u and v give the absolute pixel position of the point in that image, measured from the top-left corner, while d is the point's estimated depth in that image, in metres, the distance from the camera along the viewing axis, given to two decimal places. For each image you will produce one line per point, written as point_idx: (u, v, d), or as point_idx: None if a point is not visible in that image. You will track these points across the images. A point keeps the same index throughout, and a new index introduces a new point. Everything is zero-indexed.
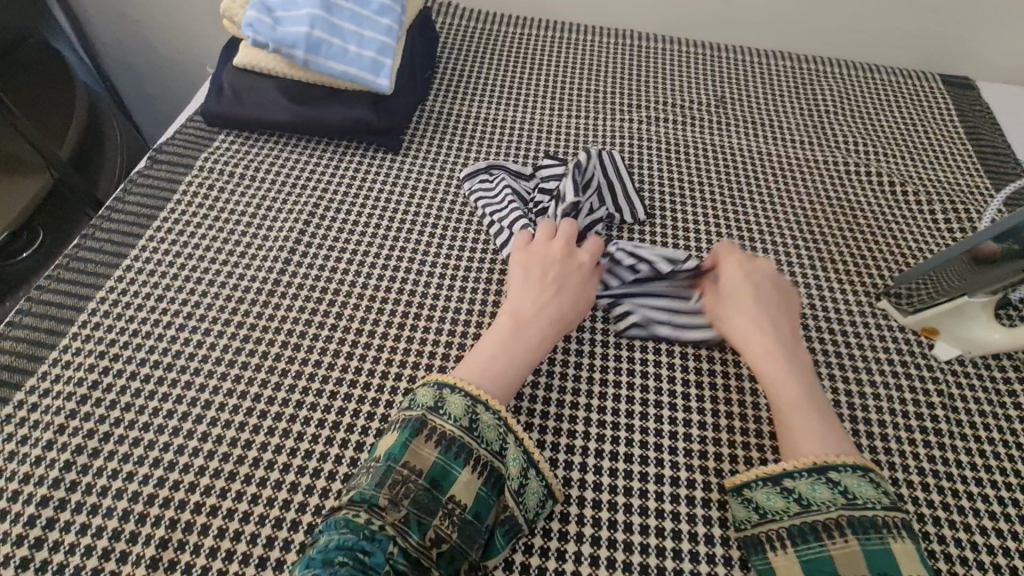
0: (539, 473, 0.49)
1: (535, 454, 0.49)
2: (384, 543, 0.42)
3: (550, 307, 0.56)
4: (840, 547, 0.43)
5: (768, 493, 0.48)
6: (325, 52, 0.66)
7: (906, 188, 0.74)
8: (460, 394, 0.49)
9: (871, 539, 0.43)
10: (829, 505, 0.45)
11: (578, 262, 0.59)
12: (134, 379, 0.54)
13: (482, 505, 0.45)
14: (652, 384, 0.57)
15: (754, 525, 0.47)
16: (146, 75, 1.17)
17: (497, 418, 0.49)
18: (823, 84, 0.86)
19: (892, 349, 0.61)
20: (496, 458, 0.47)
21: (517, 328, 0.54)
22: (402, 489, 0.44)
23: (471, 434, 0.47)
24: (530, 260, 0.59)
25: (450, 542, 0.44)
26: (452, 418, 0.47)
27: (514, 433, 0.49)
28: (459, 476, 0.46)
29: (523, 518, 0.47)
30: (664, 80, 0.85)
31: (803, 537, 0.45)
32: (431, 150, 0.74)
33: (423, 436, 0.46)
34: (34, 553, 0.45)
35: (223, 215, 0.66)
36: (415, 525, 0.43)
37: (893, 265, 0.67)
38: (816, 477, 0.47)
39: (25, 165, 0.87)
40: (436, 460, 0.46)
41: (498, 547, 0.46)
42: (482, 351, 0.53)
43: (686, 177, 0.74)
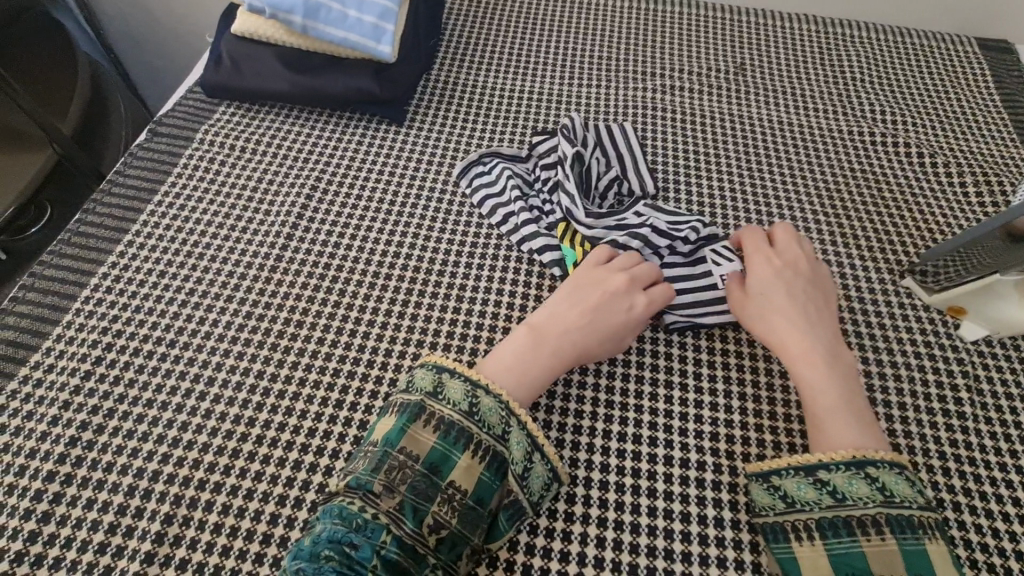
0: (545, 457, 0.48)
1: (540, 438, 0.48)
2: (376, 535, 0.42)
3: (571, 336, 0.52)
4: (874, 544, 0.43)
5: (800, 483, 0.46)
6: (324, 17, 0.64)
7: (936, 161, 0.70)
8: (461, 379, 0.48)
9: (908, 539, 0.42)
10: (866, 501, 0.44)
11: (632, 305, 0.54)
12: (137, 355, 0.54)
13: (485, 490, 0.45)
14: (663, 364, 0.56)
15: (779, 513, 0.46)
16: (150, 47, 1.15)
17: (499, 402, 0.48)
18: (850, 49, 0.82)
19: (915, 328, 0.59)
20: (498, 442, 0.46)
21: (538, 344, 0.52)
22: (398, 475, 0.44)
23: (471, 419, 0.46)
24: (585, 278, 0.55)
25: (449, 528, 0.43)
26: (450, 403, 0.47)
27: (517, 416, 0.48)
28: (459, 462, 0.45)
29: (528, 502, 0.46)
30: (680, 46, 0.81)
31: (835, 533, 0.44)
32: (437, 122, 0.71)
33: (421, 421, 0.46)
34: (42, 528, 0.46)
35: (223, 189, 0.64)
36: (411, 513, 0.43)
37: (919, 240, 0.64)
38: (853, 471, 0.45)
39: (30, 141, 0.86)
40: (434, 445, 0.45)
41: (502, 530, 0.45)
42: (500, 355, 0.51)
43: (702, 150, 0.71)
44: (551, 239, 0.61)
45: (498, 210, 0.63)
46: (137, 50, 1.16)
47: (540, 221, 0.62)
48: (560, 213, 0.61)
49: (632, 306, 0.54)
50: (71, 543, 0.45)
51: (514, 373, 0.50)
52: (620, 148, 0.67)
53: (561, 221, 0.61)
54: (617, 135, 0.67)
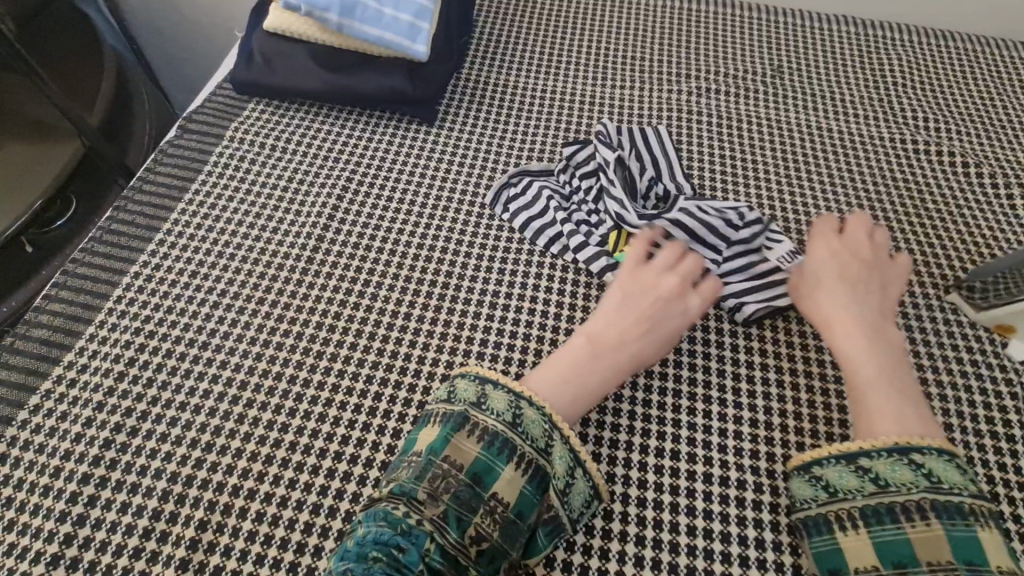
0: (586, 474, 0.47)
1: (581, 453, 0.47)
2: (421, 541, 0.41)
3: (630, 346, 0.51)
4: (919, 531, 0.41)
5: (840, 470, 0.45)
6: (359, 16, 0.63)
7: (982, 171, 0.68)
8: (505, 390, 0.47)
9: (957, 525, 0.41)
10: (911, 488, 0.43)
11: (686, 305, 0.53)
12: (170, 357, 0.53)
13: (526, 504, 0.44)
14: (701, 377, 0.55)
15: (821, 504, 0.45)
16: (175, 40, 1.14)
17: (542, 415, 0.47)
18: (894, 52, 0.79)
19: (961, 346, 0.57)
20: (541, 456, 0.45)
21: (593, 356, 0.51)
22: (442, 484, 0.43)
23: (515, 430, 0.45)
24: (636, 285, 0.54)
25: (490, 541, 0.42)
26: (494, 413, 0.46)
27: (560, 429, 0.47)
28: (503, 473, 0.44)
29: (567, 517, 0.45)
30: (717, 47, 0.79)
31: (879, 519, 0.42)
32: (468, 122, 0.70)
33: (466, 431, 0.45)
34: (77, 530, 0.46)
35: (254, 190, 0.64)
36: (454, 523, 0.42)
37: (965, 255, 0.62)
38: (896, 457, 0.44)
39: (57, 134, 0.86)
40: (479, 456, 0.44)
41: (540, 546, 0.44)
42: (549, 373, 0.50)
43: (739, 155, 0.70)
44: (604, 252, 0.59)
45: (542, 230, 0.61)
46: (160, 42, 1.15)
47: (588, 235, 0.60)
48: (609, 223, 0.60)
49: (688, 308, 0.53)
50: (107, 546, 0.45)
51: (559, 394, 0.49)
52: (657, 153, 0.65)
53: (612, 231, 0.59)
54: (651, 137, 0.65)
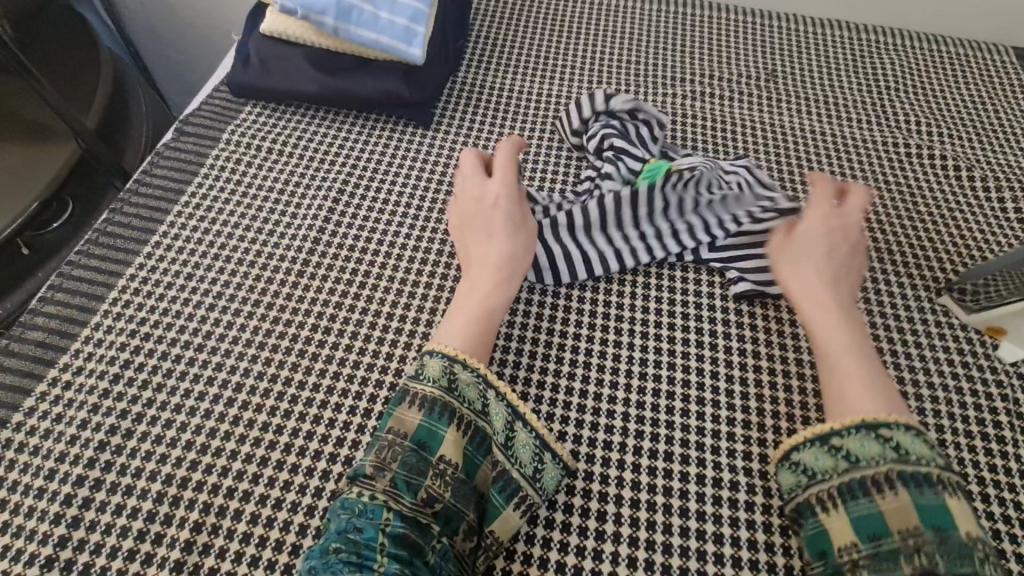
0: (528, 425, 0.48)
1: (520, 407, 0.49)
2: (377, 515, 0.41)
3: (490, 255, 0.54)
4: (890, 502, 0.41)
5: (814, 452, 0.46)
6: (356, 19, 0.63)
7: (973, 174, 0.68)
8: (441, 356, 0.48)
9: (924, 494, 0.41)
10: (879, 461, 0.43)
11: (495, 199, 0.57)
12: (165, 359, 0.54)
13: (470, 464, 0.45)
14: (695, 379, 0.55)
15: (804, 488, 0.45)
16: (172, 43, 1.14)
17: (476, 376, 0.48)
18: (885, 56, 0.80)
19: (953, 349, 0.57)
20: (480, 417, 0.47)
21: (466, 285, 0.54)
22: (389, 454, 0.44)
23: (452, 394, 0.46)
24: (465, 226, 0.57)
25: (443, 502, 0.44)
26: (431, 380, 0.47)
27: (494, 388, 0.48)
28: (446, 436, 0.45)
29: (518, 472, 0.46)
30: (710, 51, 0.80)
31: (852, 494, 0.43)
32: (462, 127, 0.70)
33: (407, 403, 0.46)
34: (71, 532, 0.46)
35: (251, 191, 0.64)
36: (404, 487, 0.43)
37: (956, 258, 0.63)
38: (864, 433, 0.44)
39: (52, 135, 0.86)
40: (421, 423, 0.45)
41: (497, 507, 0.45)
42: (456, 324, 0.51)
43: (732, 157, 0.70)
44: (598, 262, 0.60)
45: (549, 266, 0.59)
46: (156, 44, 1.16)
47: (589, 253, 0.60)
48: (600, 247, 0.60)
49: (498, 198, 0.57)
50: (100, 549, 0.45)
51: (466, 336, 0.50)
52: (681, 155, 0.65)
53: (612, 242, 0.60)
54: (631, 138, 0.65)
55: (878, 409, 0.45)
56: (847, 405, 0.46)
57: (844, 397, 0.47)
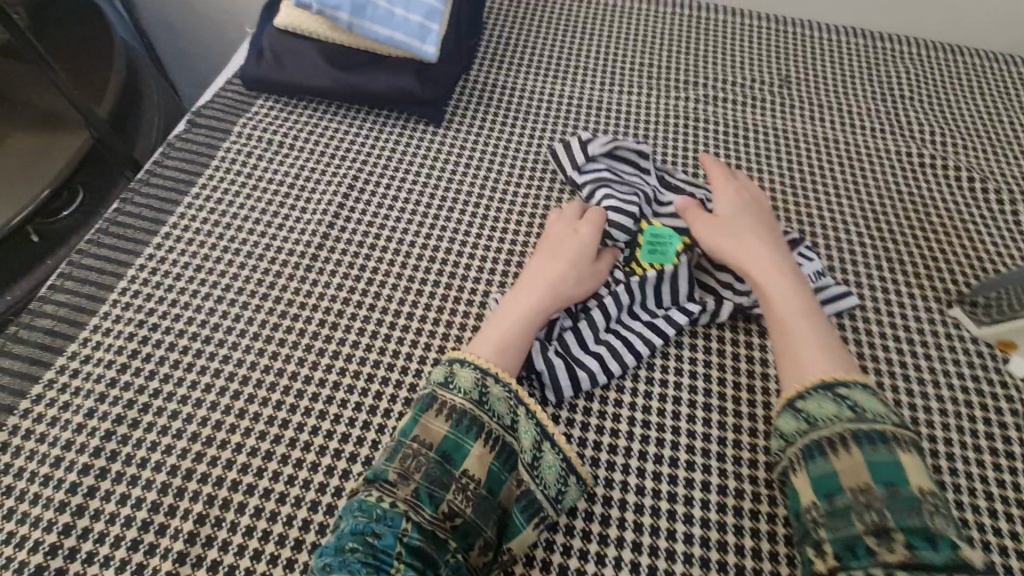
0: (555, 446, 0.48)
1: (549, 427, 0.48)
2: (396, 522, 0.42)
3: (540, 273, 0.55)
4: (844, 460, 0.42)
5: (784, 420, 0.47)
6: (370, 15, 0.63)
7: (987, 186, 0.68)
8: (471, 366, 0.48)
9: (878, 451, 0.42)
10: (836, 421, 0.44)
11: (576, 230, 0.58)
12: (173, 350, 0.54)
13: (494, 480, 0.45)
14: (701, 386, 0.55)
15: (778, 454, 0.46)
16: (186, 34, 1.15)
17: (507, 391, 0.48)
18: (899, 65, 0.79)
19: (963, 361, 0.57)
20: (508, 433, 0.47)
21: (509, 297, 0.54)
22: (413, 463, 0.44)
23: (482, 407, 0.47)
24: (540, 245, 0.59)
25: (463, 517, 0.43)
26: (461, 391, 0.47)
27: (526, 406, 0.48)
28: (471, 450, 0.45)
29: (541, 493, 0.46)
30: (724, 55, 0.79)
31: (811, 456, 0.43)
32: (474, 125, 0.70)
33: (434, 411, 0.46)
34: (76, 521, 0.46)
35: (261, 184, 0.64)
36: (426, 499, 0.43)
37: (969, 270, 0.62)
38: (821, 394, 0.46)
39: (64, 123, 0.86)
40: (447, 435, 0.45)
41: (518, 526, 0.45)
42: (491, 339, 0.51)
43: (745, 163, 0.70)
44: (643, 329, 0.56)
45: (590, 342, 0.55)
46: (170, 35, 1.16)
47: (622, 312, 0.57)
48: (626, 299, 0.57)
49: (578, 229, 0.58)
50: (104, 537, 0.45)
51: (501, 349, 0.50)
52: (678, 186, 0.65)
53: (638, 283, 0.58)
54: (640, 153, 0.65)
55: (834, 369, 0.47)
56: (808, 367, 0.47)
57: (804, 360, 0.48)
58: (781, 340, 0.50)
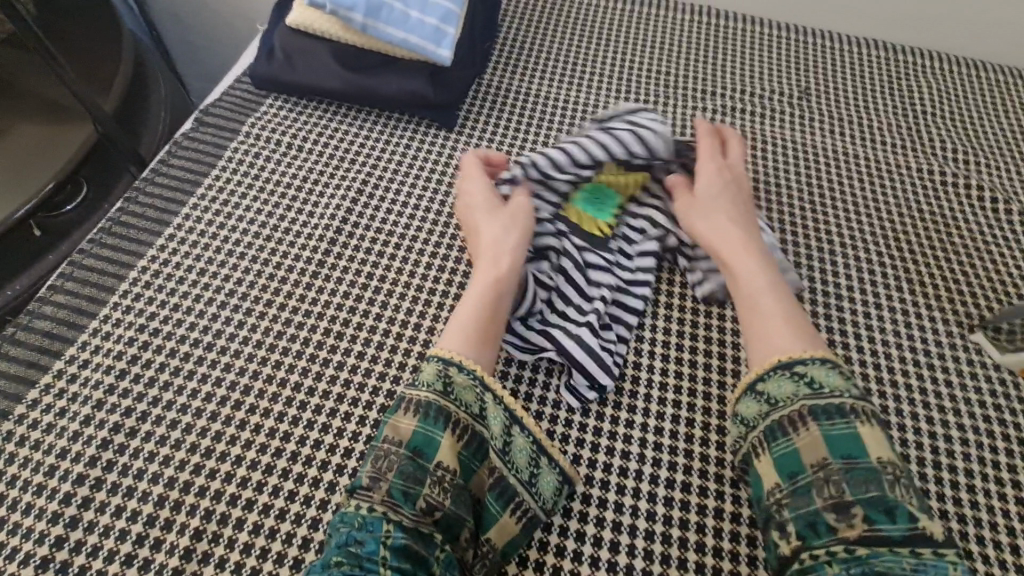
0: (525, 429, 0.47)
1: (517, 410, 0.48)
2: (377, 527, 0.40)
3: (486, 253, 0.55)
4: (804, 438, 0.44)
5: (747, 404, 0.48)
6: (385, 17, 0.61)
7: (1010, 207, 0.66)
8: (437, 360, 0.48)
9: (834, 425, 0.43)
10: (794, 400, 0.45)
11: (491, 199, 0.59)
12: (173, 357, 0.52)
13: (467, 468, 0.45)
14: (715, 407, 0.53)
15: (745, 438, 0.48)
16: (194, 29, 1.13)
17: (472, 378, 0.47)
18: (921, 79, 0.78)
19: (985, 389, 0.55)
20: (476, 421, 0.46)
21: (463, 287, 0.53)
22: (385, 464, 0.43)
23: (447, 398, 0.46)
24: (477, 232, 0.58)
25: (444, 510, 0.42)
26: (424, 385, 0.46)
27: (493, 391, 0.47)
28: (442, 441, 0.44)
29: (516, 478, 0.45)
30: (742, 65, 0.78)
31: (773, 436, 0.45)
32: (487, 131, 0.68)
33: (401, 410, 0.45)
34: (69, 533, 0.45)
35: (268, 187, 0.63)
36: (403, 498, 0.42)
37: (992, 294, 0.60)
38: (781, 374, 0.47)
39: (69, 116, 0.85)
40: (416, 429, 0.44)
41: (494, 514, 0.44)
42: (462, 330, 0.50)
43: (762, 177, 0.68)
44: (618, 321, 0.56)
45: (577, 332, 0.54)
46: (179, 29, 1.15)
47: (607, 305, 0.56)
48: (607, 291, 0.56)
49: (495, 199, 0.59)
50: (98, 551, 0.44)
51: (473, 341, 0.49)
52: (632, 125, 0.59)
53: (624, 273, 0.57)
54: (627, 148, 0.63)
55: (797, 347, 0.48)
56: (772, 348, 0.48)
57: (769, 339, 0.49)
58: (751, 323, 0.51)
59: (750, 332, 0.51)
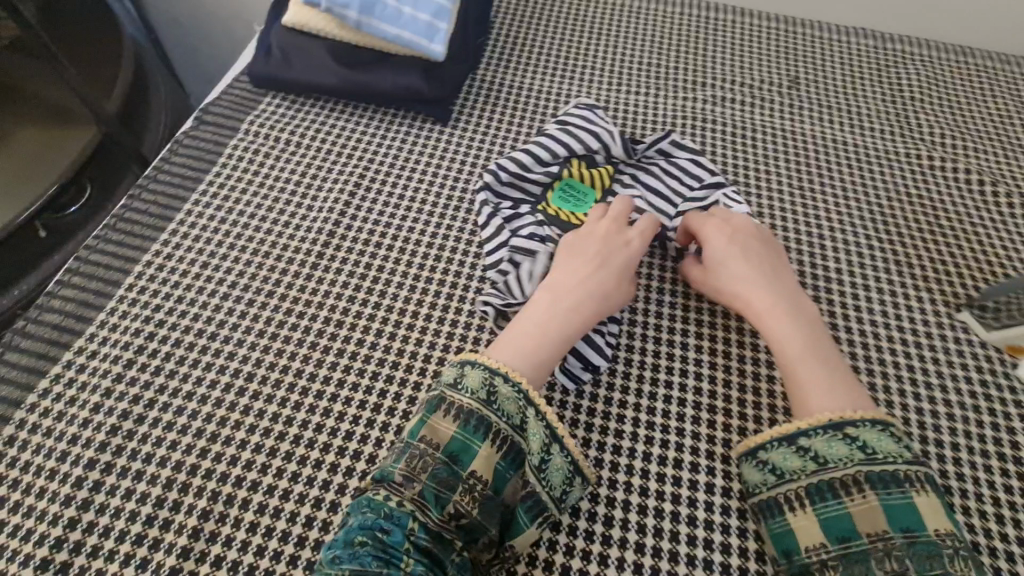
0: (563, 446, 0.47)
1: (558, 428, 0.47)
2: (405, 522, 0.42)
3: (580, 291, 0.52)
4: (859, 505, 0.43)
5: (783, 453, 0.46)
6: (379, 14, 0.63)
7: (997, 189, 0.67)
8: (482, 366, 0.47)
9: (892, 494, 0.43)
10: (849, 462, 0.45)
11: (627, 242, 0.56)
12: (178, 346, 0.54)
13: (501, 480, 0.45)
14: (707, 387, 0.54)
15: (769, 488, 0.46)
16: (193, 32, 1.15)
17: (518, 392, 0.47)
18: (909, 67, 0.79)
19: (971, 365, 0.56)
20: (516, 433, 0.46)
21: (547, 318, 0.51)
22: (419, 464, 0.44)
23: (491, 408, 0.46)
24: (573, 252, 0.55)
25: (469, 517, 0.43)
26: (469, 392, 0.46)
27: (536, 406, 0.47)
28: (479, 451, 0.44)
29: (547, 494, 0.45)
30: (732, 56, 0.79)
31: (821, 497, 0.44)
32: (481, 124, 0.70)
33: (442, 412, 0.46)
34: (81, 515, 0.46)
35: (268, 182, 0.64)
36: (432, 500, 0.43)
37: (979, 274, 0.62)
38: (831, 435, 0.46)
39: (72, 118, 0.87)
40: (456, 435, 0.45)
41: (522, 525, 0.44)
42: (510, 345, 0.49)
43: (753, 164, 0.69)
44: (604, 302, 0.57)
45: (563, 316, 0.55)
46: (178, 32, 1.16)
47: None
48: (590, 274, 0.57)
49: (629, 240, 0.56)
50: (110, 532, 0.46)
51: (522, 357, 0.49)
52: (588, 122, 0.64)
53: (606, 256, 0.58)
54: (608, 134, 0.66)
55: (846, 406, 0.47)
56: (819, 407, 0.47)
57: (813, 400, 0.48)
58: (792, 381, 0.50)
59: (791, 386, 0.50)
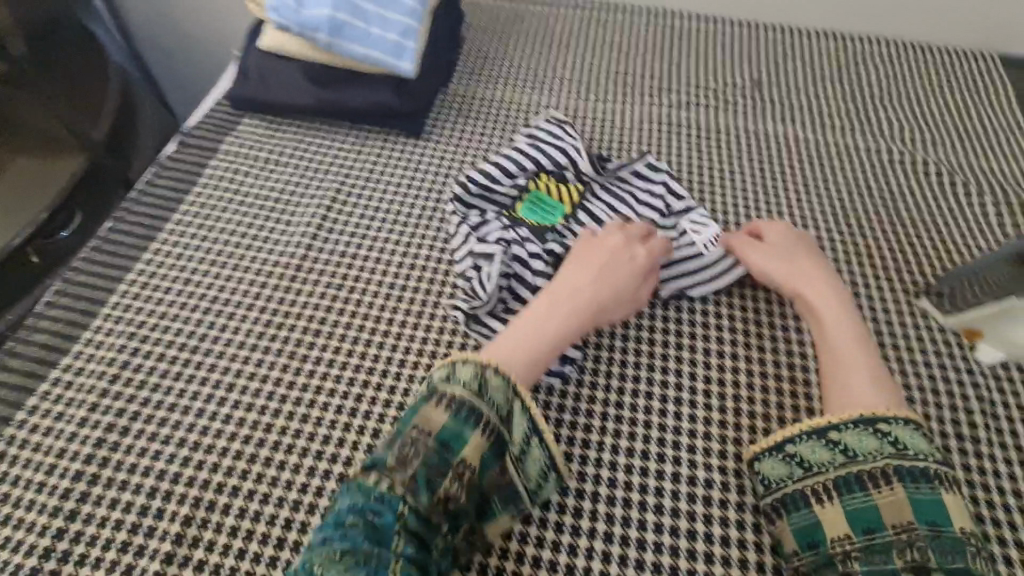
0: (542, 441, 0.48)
1: (540, 422, 0.49)
2: (394, 505, 0.41)
3: (586, 295, 0.54)
4: (885, 496, 0.43)
5: (812, 446, 0.47)
6: (348, 35, 0.65)
7: (954, 180, 0.69)
8: (473, 361, 0.48)
9: (920, 489, 0.43)
10: (877, 456, 0.45)
11: (634, 258, 0.57)
12: (162, 360, 0.56)
13: (489, 470, 0.45)
14: (673, 381, 0.56)
15: (797, 480, 0.46)
16: (179, 58, 1.18)
17: (508, 382, 0.48)
18: (867, 66, 0.81)
19: (930, 350, 0.58)
20: (503, 424, 0.47)
21: (549, 313, 0.53)
22: (413, 449, 0.44)
23: (482, 399, 0.46)
24: (585, 252, 0.57)
25: (458, 502, 0.44)
26: (461, 383, 0.47)
27: (523, 398, 0.48)
28: (471, 438, 0.45)
29: (523, 486, 0.47)
30: (696, 61, 0.82)
31: (849, 488, 0.44)
32: (453, 136, 0.72)
33: (435, 402, 0.46)
34: (68, 525, 0.48)
35: (245, 199, 0.67)
36: (425, 484, 0.43)
37: (936, 262, 0.63)
38: (862, 428, 0.46)
39: (60, 147, 0.89)
40: (447, 423, 0.45)
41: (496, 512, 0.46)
42: (510, 341, 0.51)
43: (717, 164, 0.72)
44: None
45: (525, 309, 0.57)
46: (165, 59, 1.20)
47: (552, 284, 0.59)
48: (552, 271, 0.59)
49: (637, 260, 0.57)
50: (96, 540, 0.47)
51: (526, 357, 0.51)
52: (555, 139, 0.67)
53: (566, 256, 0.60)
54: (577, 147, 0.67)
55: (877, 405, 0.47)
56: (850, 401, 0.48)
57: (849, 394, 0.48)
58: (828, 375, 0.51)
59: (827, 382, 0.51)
